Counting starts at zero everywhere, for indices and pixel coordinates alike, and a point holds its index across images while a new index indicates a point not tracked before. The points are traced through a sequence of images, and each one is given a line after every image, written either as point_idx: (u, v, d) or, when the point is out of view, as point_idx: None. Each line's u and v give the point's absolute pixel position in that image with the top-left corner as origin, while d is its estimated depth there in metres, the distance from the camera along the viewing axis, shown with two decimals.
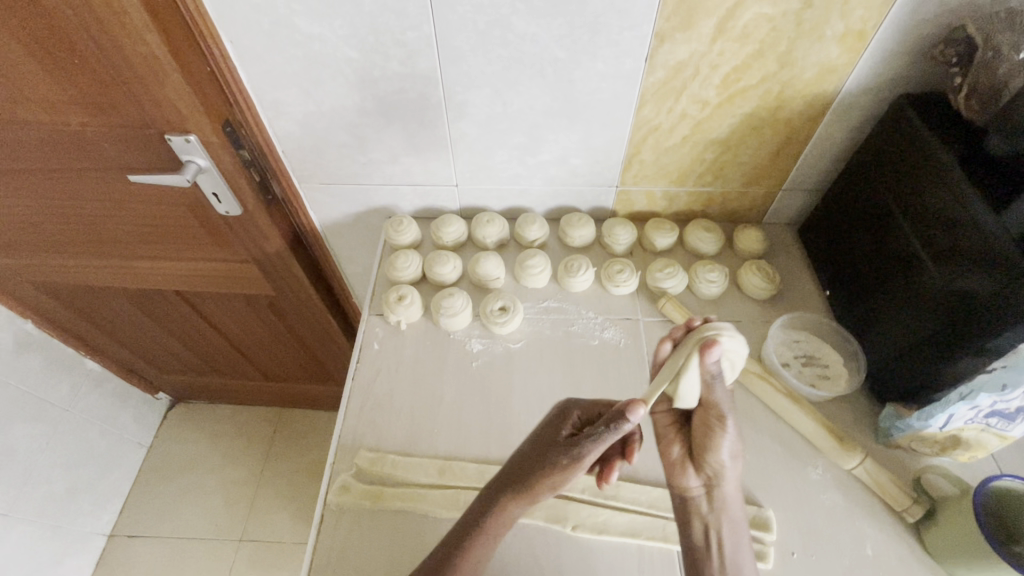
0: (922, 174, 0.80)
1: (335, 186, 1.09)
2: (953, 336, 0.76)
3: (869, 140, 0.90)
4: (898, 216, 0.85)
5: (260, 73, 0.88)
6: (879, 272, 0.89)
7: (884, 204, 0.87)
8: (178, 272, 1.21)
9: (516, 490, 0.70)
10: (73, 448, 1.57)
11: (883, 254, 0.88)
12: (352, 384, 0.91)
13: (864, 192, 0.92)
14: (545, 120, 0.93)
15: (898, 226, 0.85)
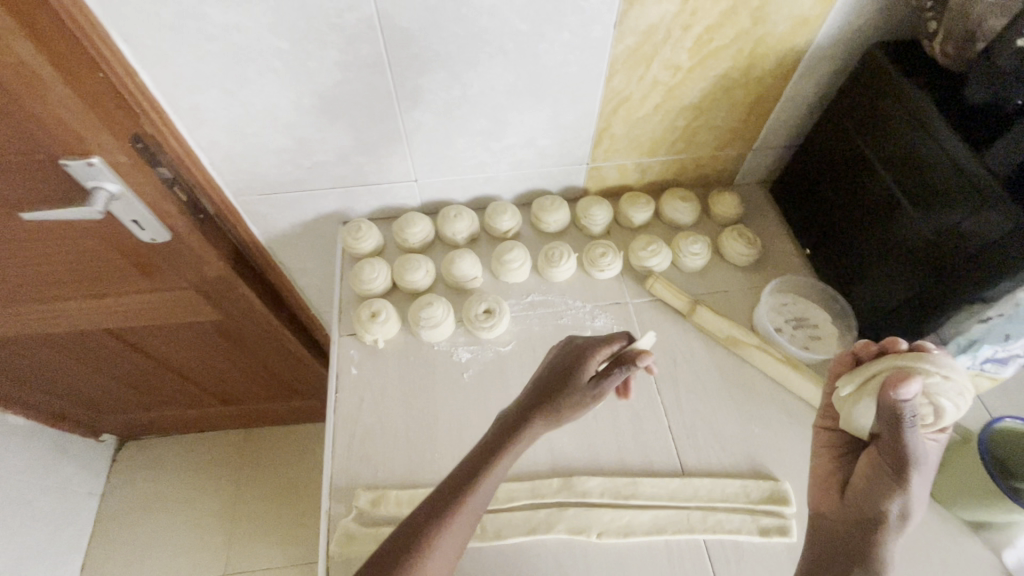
0: (899, 121, 0.78)
1: (277, 196, 0.96)
2: (940, 291, 0.75)
3: (842, 92, 0.88)
4: (875, 166, 0.83)
5: (168, 75, 0.74)
6: (861, 228, 0.88)
7: (859, 155, 0.86)
8: (103, 309, 1.06)
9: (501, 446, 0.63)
10: (13, 514, 1.38)
11: (863, 206, 0.87)
12: (334, 418, 0.83)
13: (839, 147, 0.90)
14: (509, 101, 0.84)
15: (876, 176, 0.83)
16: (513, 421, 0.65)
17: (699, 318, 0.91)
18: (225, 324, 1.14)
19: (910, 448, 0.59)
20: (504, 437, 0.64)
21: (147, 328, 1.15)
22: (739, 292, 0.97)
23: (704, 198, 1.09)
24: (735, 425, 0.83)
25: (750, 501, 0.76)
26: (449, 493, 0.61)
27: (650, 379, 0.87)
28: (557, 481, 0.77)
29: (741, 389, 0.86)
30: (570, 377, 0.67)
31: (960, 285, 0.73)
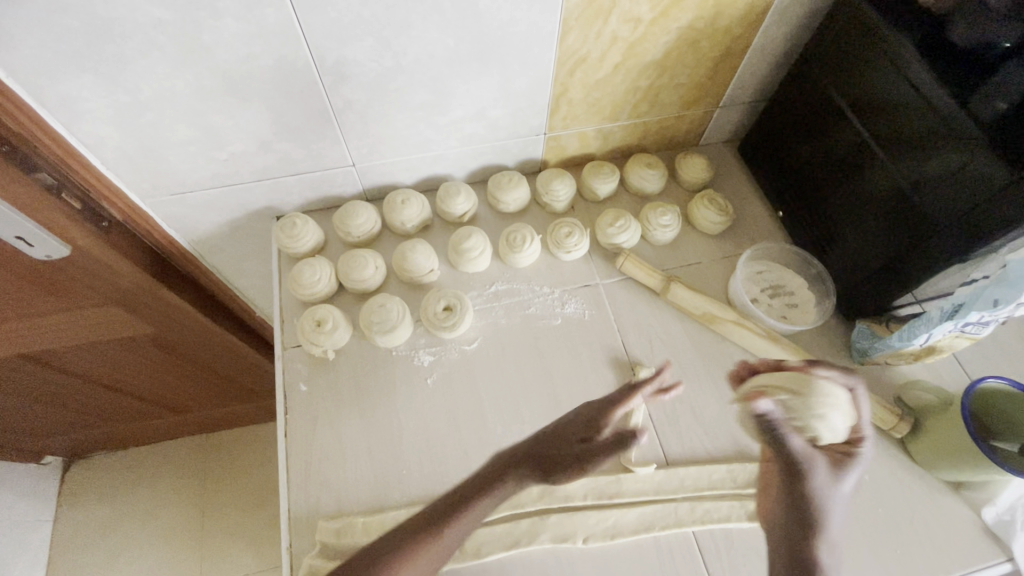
0: (877, 68, 0.72)
1: (193, 194, 0.83)
2: (919, 251, 0.71)
3: (815, 37, 0.80)
4: (853, 119, 0.77)
5: (22, 60, 0.59)
6: (836, 185, 0.82)
7: (835, 108, 0.79)
8: (8, 339, 0.91)
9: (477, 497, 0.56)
10: None
11: (840, 164, 0.81)
12: (286, 444, 0.76)
13: (812, 99, 0.83)
14: (451, 69, 0.74)
15: (853, 129, 0.77)
16: (498, 475, 0.56)
17: (674, 295, 0.85)
18: (158, 338, 1.02)
19: (791, 457, 0.54)
20: (480, 485, 0.56)
21: (68, 354, 1.00)
22: (713, 263, 0.91)
23: (670, 163, 1.02)
24: (717, 406, 0.80)
25: (737, 486, 0.73)
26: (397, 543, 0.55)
27: (627, 365, 0.82)
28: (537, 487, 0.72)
29: (719, 368, 0.82)
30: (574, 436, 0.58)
31: (939, 243, 0.68)
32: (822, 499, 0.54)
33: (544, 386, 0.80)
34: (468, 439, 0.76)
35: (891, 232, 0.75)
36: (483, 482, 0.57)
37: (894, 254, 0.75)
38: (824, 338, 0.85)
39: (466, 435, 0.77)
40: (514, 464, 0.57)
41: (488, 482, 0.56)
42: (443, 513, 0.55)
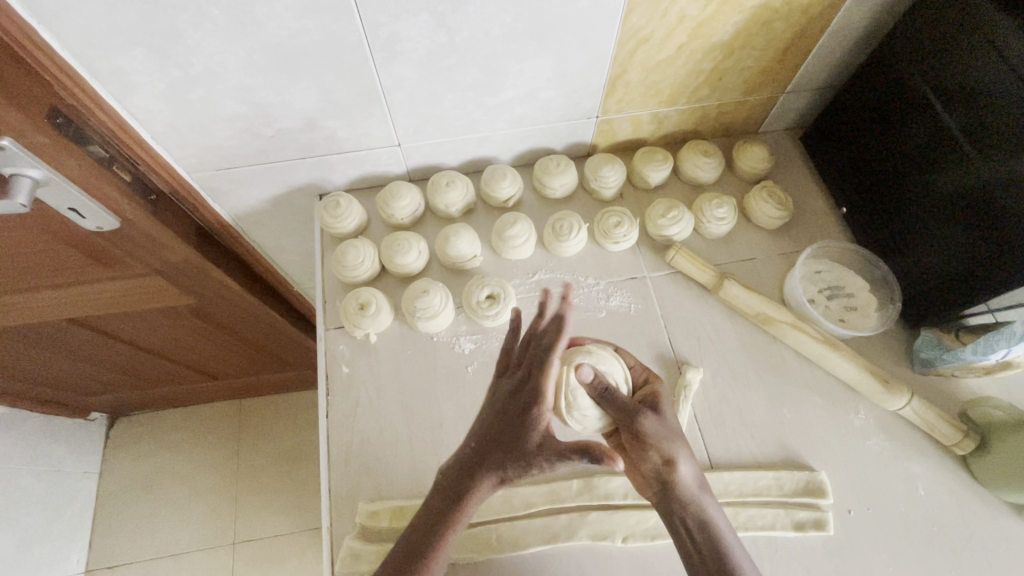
0: (972, 53, 0.66)
1: (239, 170, 0.82)
2: (996, 256, 0.66)
3: (905, 16, 0.73)
4: (938, 111, 0.71)
5: (77, 30, 0.58)
6: (909, 182, 0.77)
7: (917, 98, 0.73)
8: (56, 302, 0.93)
9: (451, 512, 0.60)
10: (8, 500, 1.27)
11: (915, 155, 0.75)
12: (327, 423, 0.76)
13: (892, 84, 0.76)
14: (506, 47, 0.70)
15: (936, 122, 0.71)
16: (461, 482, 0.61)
17: (726, 293, 0.81)
18: (199, 310, 1.03)
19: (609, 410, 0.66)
20: (451, 503, 0.61)
21: (113, 318, 1.02)
22: (768, 259, 0.87)
23: (726, 151, 0.97)
24: (765, 410, 0.77)
25: (784, 494, 0.71)
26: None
27: (672, 362, 0.80)
28: (577, 483, 0.71)
29: (769, 370, 0.79)
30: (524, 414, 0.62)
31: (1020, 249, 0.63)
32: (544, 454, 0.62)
33: None
34: None
35: (966, 234, 0.69)
36: (458, 493, 0.61)
37: (968, 258, 0.70)
38: (884, 345, 0.81)
39: None
40: (468, 467, 0.62)
41: (458, 485, 0.61)
42: (421, 545, 0.59)
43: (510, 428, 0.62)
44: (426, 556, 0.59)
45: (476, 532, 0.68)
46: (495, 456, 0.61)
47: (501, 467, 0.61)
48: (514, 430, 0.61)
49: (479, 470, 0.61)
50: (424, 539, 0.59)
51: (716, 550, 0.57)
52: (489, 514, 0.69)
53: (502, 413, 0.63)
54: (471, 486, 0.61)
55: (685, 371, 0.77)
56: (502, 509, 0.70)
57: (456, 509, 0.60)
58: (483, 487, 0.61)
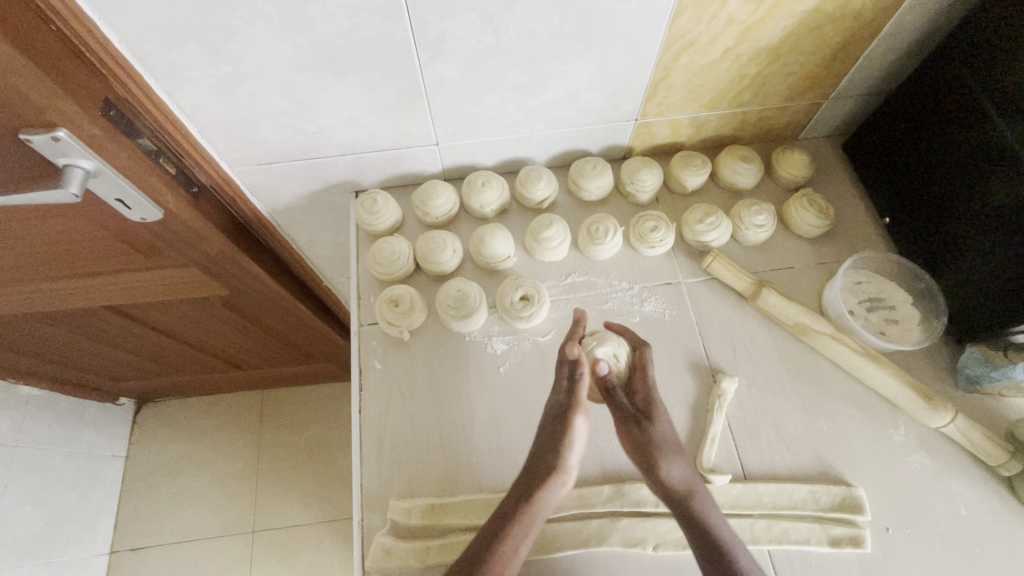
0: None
1: (279, 165, 0.83)
2: None
3: (965, 20, 0.71)
4: (995, 121, 0.68)
5: (134, 26, 0.59)
6: (957, 192, 0.75)
7: (971, 107, 0.71)
8: (96, 289, 0.95)
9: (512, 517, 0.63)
10: (40, 480, 1.31)
11: (965, 165, 0.73)
12: (360, 419, 0.77)
13: (945, 91, 0.74)
14: (551, 48, 0.70)
15: (991, 133, 0.69)
16: (521, 490, 0.65)
17: (763, 301, 0.80)
18: (231, 301, 1.05)
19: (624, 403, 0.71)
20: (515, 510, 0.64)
21: (149, 307, 1.04)
22: (806, 269, 0.86)
23: (766, 157, 0.95)
24: (802, 422, 0.75)
25: (819, 508, 0.70)
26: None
27: (706, 371, 0.79)
28: (608, 488, 0.71)
29: (806, 382, 0.78)
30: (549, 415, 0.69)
31: None
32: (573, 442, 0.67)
33: None
34: None
35: (1016, 248, 0.67)
36: (519, 496, 0.65)
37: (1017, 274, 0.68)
38: (926, 361, 0.79)
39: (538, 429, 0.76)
40: (527, 478, 0.66)
41: (519, 494, 0.65)
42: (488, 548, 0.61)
43: (552, 435, 0.68)
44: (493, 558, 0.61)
45: None
46: (545, 462, 0.66)
47: (553, 473, 0.66)
48: (553, 437, 0.67)
49: (537, 478, 0.66)
50: (487, 542, 0.62)
51: (720, 546, 0.63)
52: None
53: (544, 422, 0.69)
54: (531, 494, 0.65)
55: (720, 380, 0.76)
56: None
57: (518, 513, 0.63)
58: (541, 492, 0.65)
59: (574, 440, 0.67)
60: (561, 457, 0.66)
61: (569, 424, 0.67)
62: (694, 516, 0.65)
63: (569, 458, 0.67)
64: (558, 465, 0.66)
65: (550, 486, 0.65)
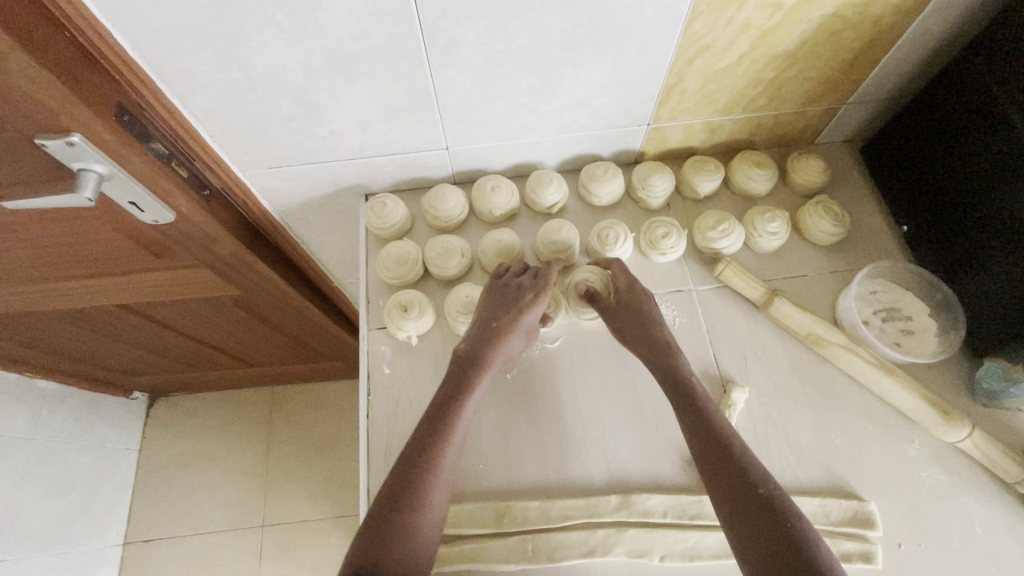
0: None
1: (290, 168, 0.84)
2: None
3: (990, 26, 0.69)
4: (1015, 127, 0.66)
5: (147, 32, 0.60)
6: (978, 202, 0.73)
7: (992, 116, 0.69)
8: (110, 289, 0.96)
9: (457, 394, 0.69)
10: (57, 472, 1.33)
11: (986, 175, 0.71)
12: (368, 423, 0.77)
13: (967, 99, 0.72)
14: (563, 54, 0.69)
15: (1013, 139, 0.67)
16: (461, 371, 0.71)
17: (775, 310, 0.79)
18: (242, 301, 1.05)
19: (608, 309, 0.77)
20: (456, 388, 0.69)
21: (161, 305, 1.05)
22: (820, 277, 0.84)
23: (781, 162, 0.94)
24: (814, 434, 0.74)
25: (829, 522, 0.69)
26: (414, 451, 0.64)
27: (716, 380, 0.78)
28: (615, 498, 0.70)
29: (817, 392, 0.77)
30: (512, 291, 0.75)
31: None
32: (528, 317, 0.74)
33: (628, 393, 0.78)
34: (546, 439, 0.75)
35: None
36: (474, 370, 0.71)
37: None
38: (942, 374, 0.77)
39: (545, 435, 0.76)
40: (466, 359, 0.71)
41: (459, 374, 0.70)
42: (440, 422, 0.66)
43: (501, 320, 0.73)
44: (443, 431, 0.66)
45: (514, 542, 0.68)
46: (484, 343, 0.72)
47: (490, 351, 0.72)
48: (511, 317, 0.73)
49: (476, 358, 0.71)
50: (442, 416, 0.67)
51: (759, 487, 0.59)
52: (526, 525, 0.69)
53: (489, 309, 0.74)
54: (470, 373, 0.70)
55: (730, 390, 0.76)
56: (538, 519, 0.69)
57: (460, 392, 0.69)
58: (478, 373, 0.70)
59: (517, 328, 0.73)
60: (500, 339, 0.72)
61: (522, 312, 0.73)
62: (737, 473, 0.61)
63: (507, 342, 0.73)
64: (497, 347, 0.72)
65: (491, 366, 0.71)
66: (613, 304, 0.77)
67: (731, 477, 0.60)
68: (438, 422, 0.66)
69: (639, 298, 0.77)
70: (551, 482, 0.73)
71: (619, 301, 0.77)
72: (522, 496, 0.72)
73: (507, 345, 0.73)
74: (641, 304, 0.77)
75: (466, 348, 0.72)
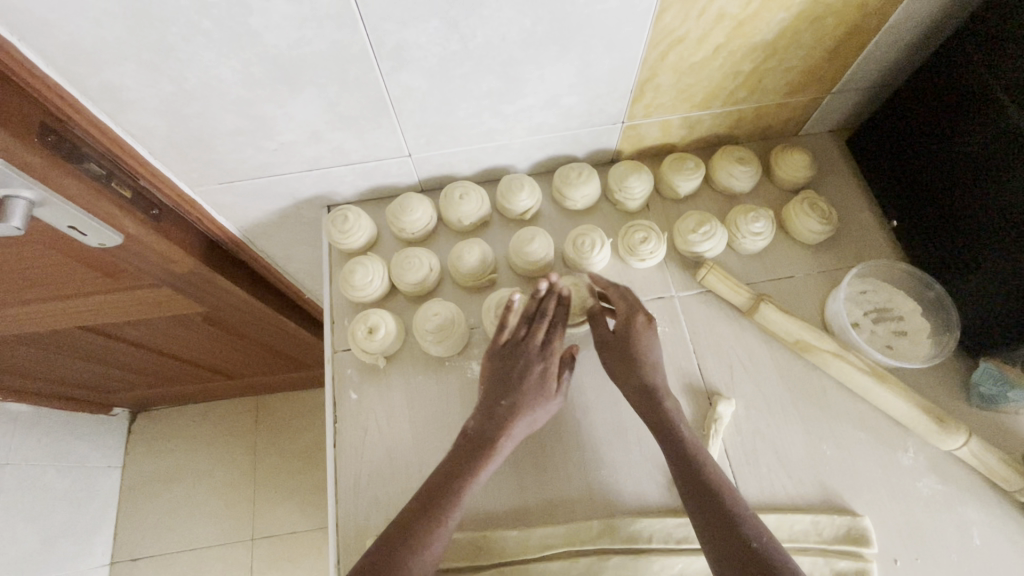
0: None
1: (242, 183, 0.78)
2: None
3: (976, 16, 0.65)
4: (1010, 116, 0.62)
5: (61, 47, 0.54)
6: (964, 202, 0.70)
7: (977, 112, 0.66)
8: (66, 315, 0.86)
9: (461, 475, 0.63)
10: (37, 496, 1.22)
11: (971, 174, 0.68)
12: (336, 453, 0.73)
13: (951, 95, 0.69)
14: (525, 53, 0.64)
15: (1008, 130, 0.63)
16: (465, 451, 0.65)
17: (762, 316, 0.75)
18: (212, 318, 0.97)
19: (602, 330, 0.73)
20: (458, 470, 0.64)
21: (122, 327, 0.95)
22: (808, 278, 0.80)
23: (764, 156, 0.89)
24: (804, 446, 0.71)
25: (823, 540, 0.65)
26: (409, 521, 0.60)
27: (701, 392, 0.74)
28: (597, 524, 0.66)
29: (807, 401, 0.73)
30: (522, 367, 0.70)
31: None
32: (541, 393, 0.69)
33: (607, 411, 0.74)
34: (524, 464, 0.71)
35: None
36: (480, 445, 0.66)
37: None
38: (936, 377, 0.74)
39: (522, 459, 0.72)
40: (472, 439, 0.66)
41: (463, 453, 0.65)
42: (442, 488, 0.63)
43: (506, 399, 0.68)
44: (444, 500, 0.62)
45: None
46: (491, 423, 0.67)
47: (499, 434, 0.66)
48: (518, 395, 0.68)
49: (483, 440, 0.66)
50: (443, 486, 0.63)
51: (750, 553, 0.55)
52: (504, 556, 0.66)
53: (490, 387, 0.69)
54: (477, 452, 0.65)
55: (716, 404, 0.72)
56: (517, 550, 0.66)
57: (465, 473, 0.64)
58: (485, 453, 0.65)
59: (529, 402, 0.68)
60: (507, 420, 0.67)
61: (523, 387, 0.68)
62: (734, 543, 0.56)
63: (519, 420, 0.67)
64: (505, 426, 0.66)
65: (499, 443, 0.66)
66: (611, 338, 0.72)
67: (727, 549, 0.56)
68: (434, 500, 0.62)
69: (637, 334, 0.71)
70: (530, 509, 0.69)
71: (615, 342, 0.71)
72: (499, 524, 0.68)
73: (521, 422, 0.67)
74: (637, 338, 0.70)
75: (473, 427, 0.67)
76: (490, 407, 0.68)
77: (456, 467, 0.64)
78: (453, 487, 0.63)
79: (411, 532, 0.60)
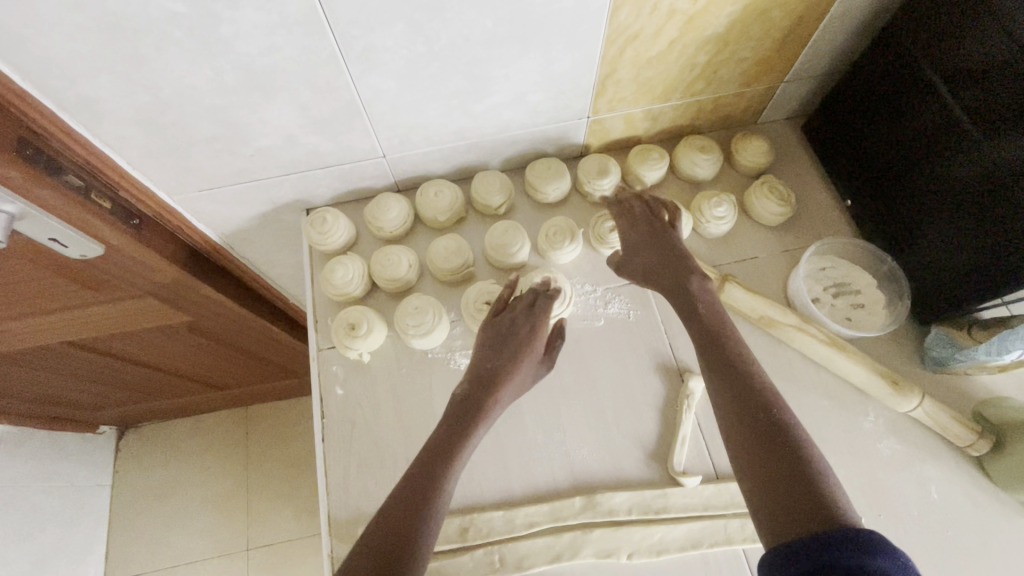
0: (973, 39, 0.63)
1: (221, 190, 0.80)
2: (978, 264, 0.67)
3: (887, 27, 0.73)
4: (933, 105, 0.69)
5: (37, 61, 0.56)
6: (896, 192, 0.77)
7: (899, 112, 0.74)
8: (49, 330, 0.87)
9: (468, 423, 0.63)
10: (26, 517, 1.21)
11: (901, 167, 0.75)
12: (325, 447, 0.75)
13: (876, 98, 0.77)
14: (489, 52, 0.67)
15: (930, 116, 0.69)
16: (468, 401, 0.66)
17: (728, 295, 0.79)
18: (197, 327, 0.98)
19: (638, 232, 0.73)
20: (467, 416, 0.64)
21: (106, 339, 0.95)
22: (771, 258, 0.84)
23: (725, 144, 0.93)
24: None
25: None
26: (429, 461, 0.59)
27: (674, 371, 0.78)
28: (580, 500, 0.69)
29: (774, 373, 0.77)
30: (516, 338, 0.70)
31: (999, 258, 0.64)
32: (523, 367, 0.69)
33: (586, 393, 0.77)
34: (508, 448, 0.74)
35: (952, 246, 0.70)
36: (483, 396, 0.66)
37: (958, 266, 0.70)
38: (892, 346, 0.78)
39: (506, 444, 0.74)
40: (470, 393, 0.66)
41: (467, 404, 0.65)
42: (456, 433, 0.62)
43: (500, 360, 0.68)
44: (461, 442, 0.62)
45: (480, 555, 0.67)
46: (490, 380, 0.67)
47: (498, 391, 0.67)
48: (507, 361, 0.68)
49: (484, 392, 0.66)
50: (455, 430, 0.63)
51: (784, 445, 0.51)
52: (491, 536, 0.68)
53: (497, 344, 0.70)
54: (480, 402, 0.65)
55: (687, 380, 0.75)
56: (504, 529, 0.68)
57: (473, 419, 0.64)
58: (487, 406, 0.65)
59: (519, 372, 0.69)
60: (501, 381, 0.67)
61: (530, 347, 0.70)
62: (761, 432, 0.53)
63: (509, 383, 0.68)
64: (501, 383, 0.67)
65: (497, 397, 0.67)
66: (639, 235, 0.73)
67: (756, 444, 0.52)
68: (447, 442, 0.61)
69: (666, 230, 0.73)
70: (515, 492, 0.72)
71: (636, 238, 0.73)
72: (486, 506, 0.71)
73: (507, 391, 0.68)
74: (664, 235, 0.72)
75: (470, 383, 0.67)
76: (500, 366, 0.68)
77: (462, 415, 0.64)
78: (464, 434, 0.63)
79: (436, 464, 0.59)
